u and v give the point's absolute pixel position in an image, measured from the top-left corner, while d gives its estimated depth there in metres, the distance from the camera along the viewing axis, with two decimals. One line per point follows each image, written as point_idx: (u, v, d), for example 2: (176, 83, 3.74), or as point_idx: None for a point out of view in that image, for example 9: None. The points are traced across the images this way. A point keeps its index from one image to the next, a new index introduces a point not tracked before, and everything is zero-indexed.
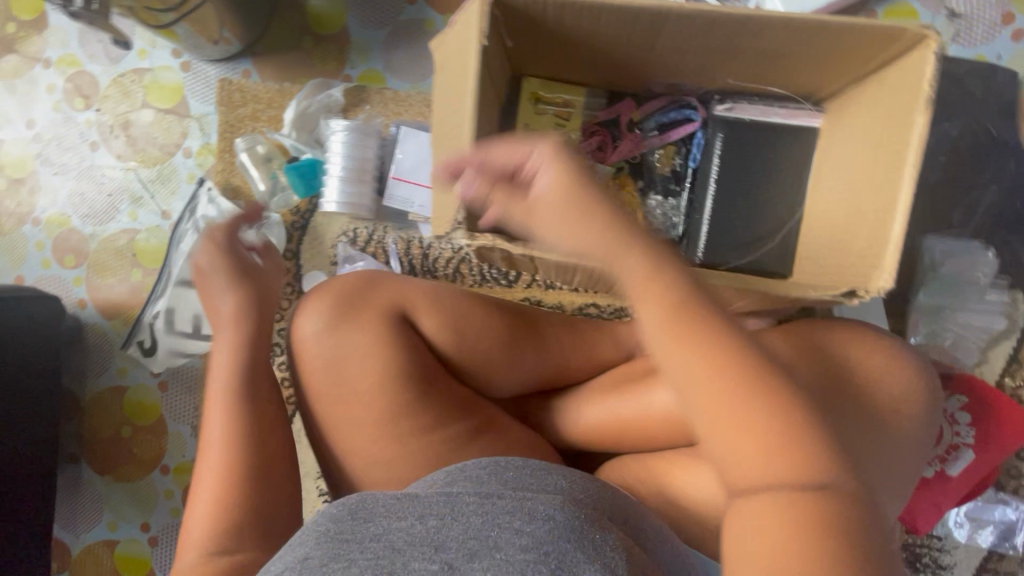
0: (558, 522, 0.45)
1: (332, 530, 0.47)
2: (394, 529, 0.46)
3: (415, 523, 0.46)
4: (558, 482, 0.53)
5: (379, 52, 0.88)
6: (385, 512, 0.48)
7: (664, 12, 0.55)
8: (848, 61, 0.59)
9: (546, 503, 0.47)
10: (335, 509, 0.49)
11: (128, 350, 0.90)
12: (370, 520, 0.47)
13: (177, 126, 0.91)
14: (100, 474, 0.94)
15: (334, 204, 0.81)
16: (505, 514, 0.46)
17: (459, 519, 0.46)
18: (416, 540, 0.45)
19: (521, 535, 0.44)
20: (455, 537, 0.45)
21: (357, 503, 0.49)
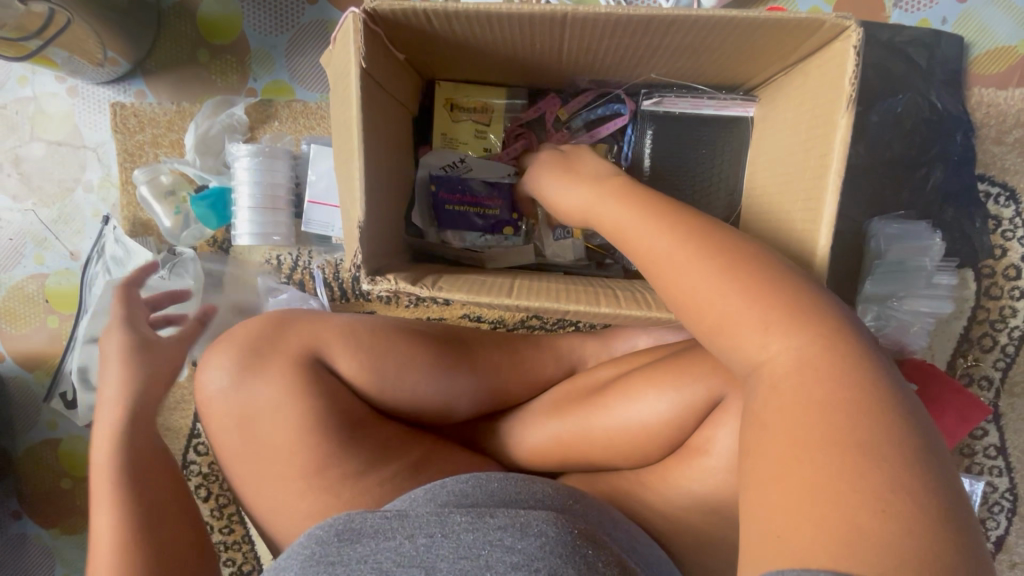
0: (550, 537, 0.44)
1: (320, 553, 0.46)
2: (380, 550, 0.45)
3: (405, 542, 0.45)
4: (541, 489, 0.56)
5: (283, 61, 0.81)
6: (372, 532, 0.46)
7: (559, 16, 0.49)
8: (770, 52, 0.54)
9: (540, 514, 0.47)
10: (320, 530, 0.48)
11: (52, 403, 0.85)
12: (358, 541, 0.46)
13: (73, 159, 0.84)
14: (46, 527, 0.91)
15: (246, 236, 0.75)
16: (495, 532, 0.45)
17: (447, 534, 0.45)
18: (404, 560, 0.44)
19: (513, 551, 0.43)
20: (445, 557, 0.43)
21: (343, 525, 0.48)
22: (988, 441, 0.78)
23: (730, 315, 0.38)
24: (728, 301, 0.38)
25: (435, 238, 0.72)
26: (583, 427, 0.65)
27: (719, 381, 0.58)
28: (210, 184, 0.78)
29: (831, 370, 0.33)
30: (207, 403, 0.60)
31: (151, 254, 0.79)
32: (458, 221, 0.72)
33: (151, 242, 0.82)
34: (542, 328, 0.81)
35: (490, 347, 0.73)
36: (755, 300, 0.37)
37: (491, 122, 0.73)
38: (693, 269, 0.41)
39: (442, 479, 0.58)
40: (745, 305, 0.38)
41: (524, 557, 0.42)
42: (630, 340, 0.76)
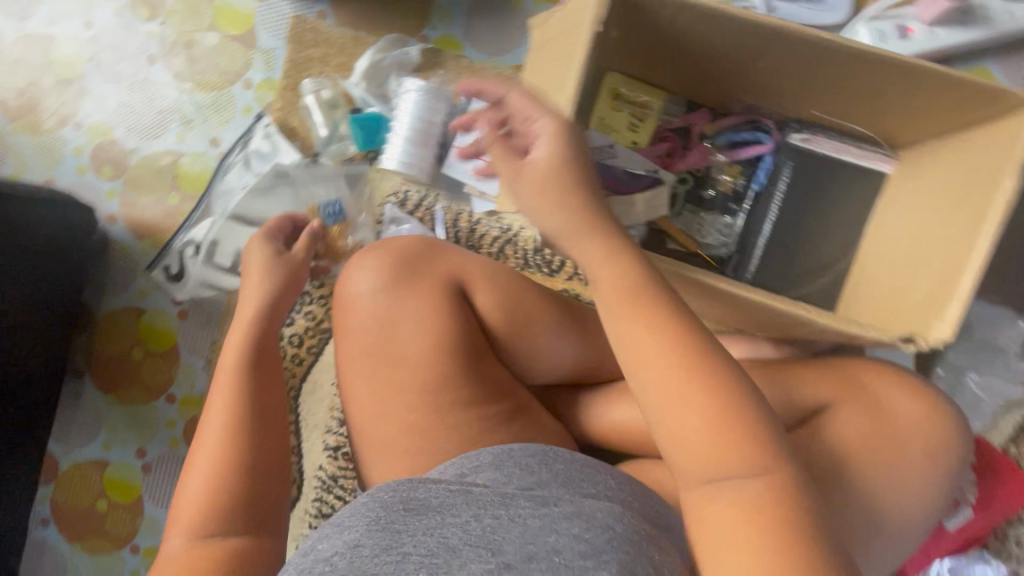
0: (616, 532, 0.48)
1: (386, 519, 0.50)
2: (447, 526, 0.49)
3: (470, 521, 0.50)
4: (603, 480, 0.55)
5: (462, 19, 0.87)
6: (437, 506, 0.51)
7: (782, 33, 0.55)
8: (944, 113, 0.60)
9: (603, 505, 0.51)
10: (385, 494, 0.52)
11: (154, 273, 0.88)
12: (423, 514, 0.50)
13: (242, 55, 0.89)
14: (104, 392, 0.92)
15: (395, 161, 0.81)
16: (560, 522, 0.49)
17: (512, 522, 0.49)
18: (470, 540, 0.48)
19: (580, 540, 0.47)
20: (510, 541, 0.48)
21: (405, 492, 0.52)
22: (1022, 530, 0.82)
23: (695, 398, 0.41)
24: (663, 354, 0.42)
25: None
26: None
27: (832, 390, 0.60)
28: (368, 109, 0.84)
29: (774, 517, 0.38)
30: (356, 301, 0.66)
31: (298, 157, 0.83)
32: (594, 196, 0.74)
33: (295, 146, 0.85)
34: None
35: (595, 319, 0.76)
36: (682, 364, 0.42)
37: (644, 120, 0.79)
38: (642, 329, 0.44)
39: (514, 443, 0.59)
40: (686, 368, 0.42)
41: (591, 547, 0.46)
42: None
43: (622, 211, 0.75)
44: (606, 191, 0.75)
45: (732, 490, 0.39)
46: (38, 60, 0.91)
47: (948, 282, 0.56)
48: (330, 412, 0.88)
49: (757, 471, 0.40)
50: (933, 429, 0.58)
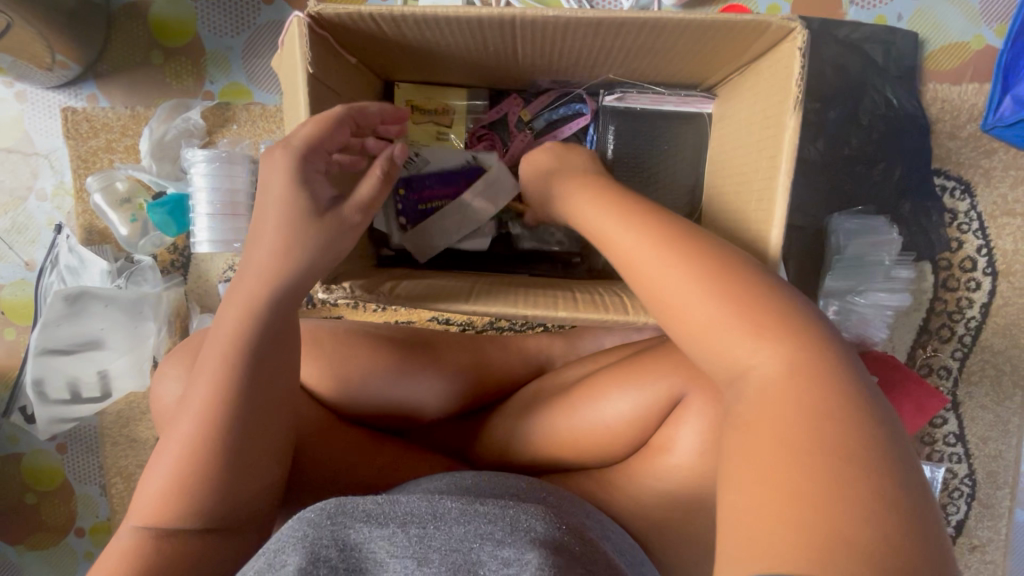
0: (539, 533, 0.43)
1: (312, 536, 0.41)
2: (374, 538, 0.42)
3: (399, 530, 0.42)
4: (515, 484, 0.57)
5: (240, 62, 0.79)
6: (365, 516, 0.42)
7: (507, 21, 0.49)
8: (723, 54, 0.55)
9: (529, 507, 0.46)
10: (310, 513, 0.43)
11: (12, 417, 0.84)
12: (351, 526, 0.42)
13: (24, 166, 0.81)
14: (12, 544, 0.89)
15: (207, 243, 0.74)
16: (490, 524, 0.43)
17: (440, 526, 0.43)
18: (397, 552, 0.41)
19: (505, 546, 0.42)
20: (437, 550, 0.42)
21: (335, 506, 0.43)
22: (947, 429, 0.80)
23: (676, 259, 0.42)
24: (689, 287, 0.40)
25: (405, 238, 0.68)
26: (551, 430, 0.65)
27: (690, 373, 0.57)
28: (167, 191, 0.76)
29: (804, 387, 0.33)
30: None
31: (106, 262, 0.77)
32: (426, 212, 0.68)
33: (106, 250, 0.79)
34: (512, 329, 0.81)
35: (456, 348, 0.73)
36: (721, 293, 0.38)
37: (452, 123, 0.71)
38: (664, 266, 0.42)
39: (419, 480, 0.59)
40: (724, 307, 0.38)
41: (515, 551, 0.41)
42: (598, 340, 0.75)
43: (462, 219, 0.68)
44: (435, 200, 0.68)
45: (792, 411, 0.32)
46: None
47: (761, 240, 0.51)
48: None
49: (831, 400, 0.33)
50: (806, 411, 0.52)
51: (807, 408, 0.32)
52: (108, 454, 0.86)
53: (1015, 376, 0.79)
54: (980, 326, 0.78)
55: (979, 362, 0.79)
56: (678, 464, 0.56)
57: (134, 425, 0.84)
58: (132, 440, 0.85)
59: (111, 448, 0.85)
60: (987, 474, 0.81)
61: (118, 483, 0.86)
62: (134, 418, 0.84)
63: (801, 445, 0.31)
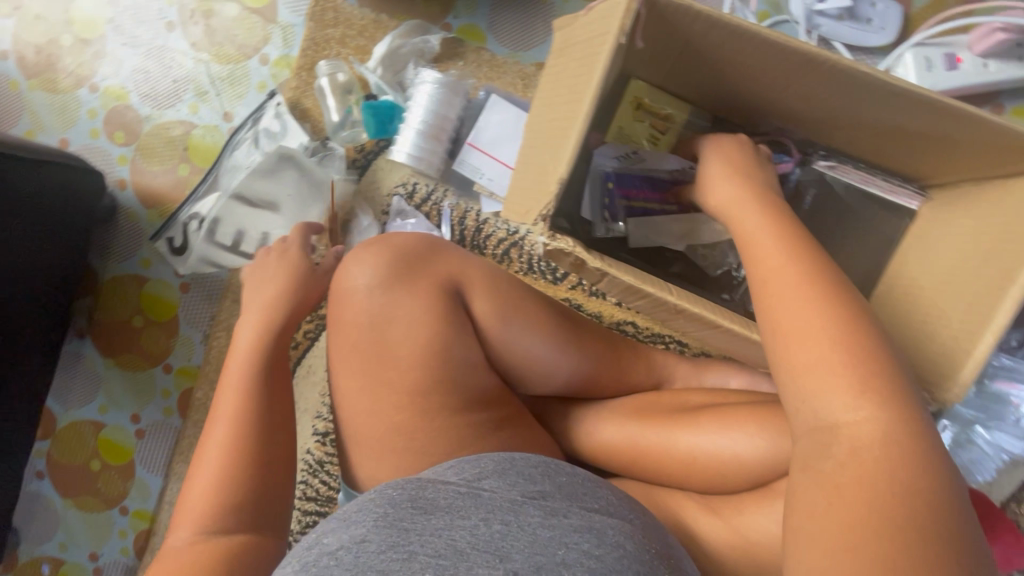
0: (627, 551, 0.46)
1: (393, 515, 0.48)
2: (456, 528, 0.47)
3: (479, 526, 0.47)
4: (606, 496, 0.53)
5: (486, 9, 0.84)
6: (446, 507, 0.48)
7: (817, 59, 0.52)
8: (979, 159, 0.58)
9: (613, 522, 0.49)
10: (391, 492, 0.50)
11: (158, 244, 0.88)
12: (431, 514, 0.48)
13: (260, 30, 0.87)
14: (103, 356, 0.93)
15: (404, 154, 0.78)
16: (572, 534, 0.46)
17: (522, 529, 0.47)
18: (479, 545, 0.45)
19: (591, 555, 0.45)
20: (519, 551, 0.45)
21: (414, 492, 0.50)
22: None
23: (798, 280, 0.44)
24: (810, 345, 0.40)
25: (603, 233, 0.73)
26: (668, 441, 0.67)
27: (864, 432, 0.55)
28: (382, 97, 0.81)
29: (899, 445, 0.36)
30: (352, 296, 0.65)
31: (306, 138, 0.82)
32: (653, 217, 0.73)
33: (305, 129, 0.84)
34: (635, 336, 0.83)
35: (593, 333, 0.75)
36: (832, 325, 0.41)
37: (665, 133, 0.74)
38: (800, 313, 0.42)
39: (517, 453, 0.57)
40: (849, 366, 0.39)
41: (601, 564, 0.44)
42: (720, 376, 0.77)
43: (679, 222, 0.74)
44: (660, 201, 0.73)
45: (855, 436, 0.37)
46: (58, 18, 0.90)
47: None
48: (321, 398, 0.89)
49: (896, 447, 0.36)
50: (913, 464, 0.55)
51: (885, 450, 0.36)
52: (225, 309, 0.90)
53: None
54: None
55: None
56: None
57: None
58: None
59: (230, 304, 0.90)
60: None
61: (220, 337, 0.90)
62: None
63: (851, 500, 0.34)
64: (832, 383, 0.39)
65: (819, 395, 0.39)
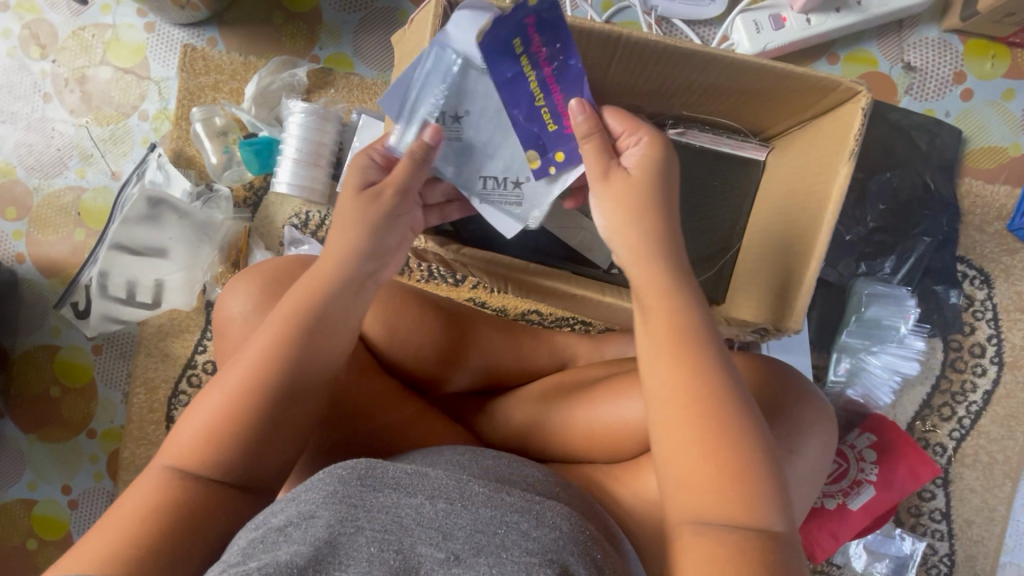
0: (562, 532, 0.44)
1: (342, 492, 0.43)
2: (402, 505, 0.43)
3: (425, 503, 0.44)
4: (531, 473, 0.55)
5: (349, 36, 0.87)
6: (393, 483, 0.45)
7: (614, 36, 0.56)
8: (789, 108, 0.62)
9: (553, 503, 0.46)
10: (342, 470, 0.45)
11: (63, 309, 0.88)
12: (379, 490, 0.44)
13: (136, 87, 0.89)
14: (24, 432, 0.92)
15: (285, 184, 0.80)
16: (513, 512, 0.44)
17: (467, 507, 0.44)
18: (424, 522, 0.42)
19: (529, 536, 0.42)
20: (462, 529, 0.43)
21: (366, 468, 0.45)
22: (934, 505, 0.83)
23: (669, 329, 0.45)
24: (683, 411, 0.42)
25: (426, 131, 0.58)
26: (569, 417, 0.69)
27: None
28: (260, 133, 0.84)
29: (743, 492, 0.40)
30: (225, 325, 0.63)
31: (189, 183, 0.84)
32: (517, 92, 0.56)
33: (190, 176, 0.86)
34: (541, 323, 0.86)
35: (491, 326, 0.79)
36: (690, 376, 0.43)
37: None
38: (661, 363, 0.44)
39: (443, 448, 0.59)
40: (701, 420, 0.42)
41: (539, 543, 0.42)
42: (620, 348, 0.80)
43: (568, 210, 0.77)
44: (545, 93, 0.56)
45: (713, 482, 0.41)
46: None
47: (799, 271, 0.57)
48: None
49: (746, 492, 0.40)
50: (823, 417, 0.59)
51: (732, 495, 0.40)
52: (139, 364, 0.90)
53: (1007, 467, 0.82)
54: (980, 411, 0.82)
55: (974, 446, 0.82)
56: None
57: (171, 341, 0.89)
58: (165, 355, 0.90)
59: (144, 358, 0.90)
60: (966, 558, 0.82)
61: (140, 393, 0.90)
62: (173, 334, 0.89)
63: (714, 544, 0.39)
64: (688, 436, 0.42)
65: (686, 451, 0.42)
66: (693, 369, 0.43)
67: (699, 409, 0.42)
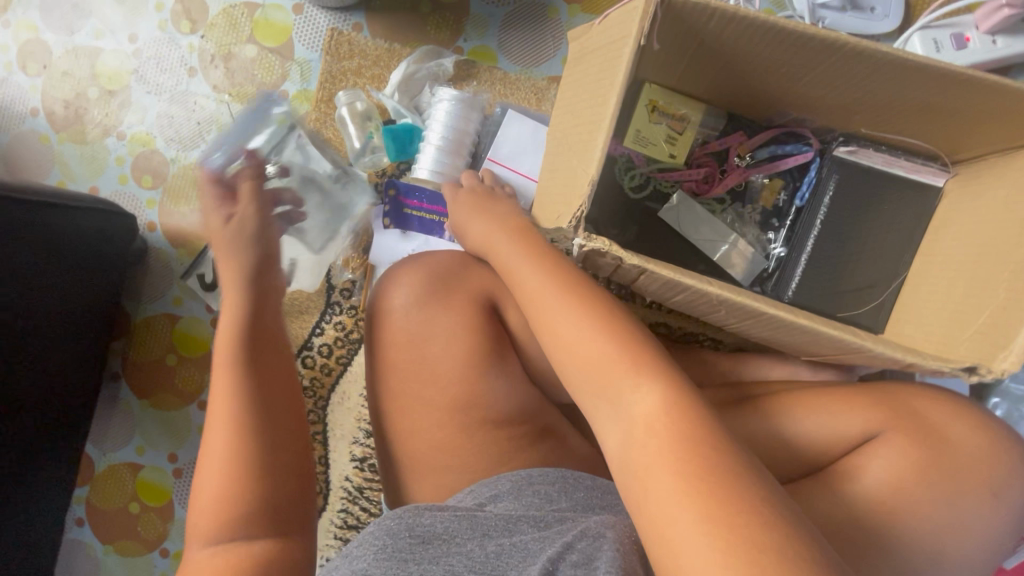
0: (608, 538, 0.47)
1: (392, 546, 0.51)
2: (450, 551, 0.51)
3: (473, 548, 0.51)
4: (620, 509, 0.57)
5: (495, 29, 0.86)
6: (442, 532, 0.52)
7: (838, 45, 0.53)
8: (1007, 130, 0.58)
9: (603, 520, 0.50)
10: (390, 522, 0.54)
11: (188, 280, 0.91)
12: (428, 543, 0.52)
13: (279, 67, 0.90)
14: (137, 397, 0.94)
15: (427, 171, 0.79)
16: (558, 536, 0.50)
17: (513, 544, 0.51)
18: (473, 562, 0.50)
19: (574, 550, 0.47)
20: (513, 562, 0.49)
21: (411, 520, 0.53)
22: None
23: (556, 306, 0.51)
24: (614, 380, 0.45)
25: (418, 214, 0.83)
26: None
27: (878, 420, 0.59)
28: (401, 121, 0.83)
29: (679, 417, 0.42)
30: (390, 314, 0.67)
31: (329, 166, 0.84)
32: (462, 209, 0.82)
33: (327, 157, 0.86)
34: (669, 337, 0.81)
35: None
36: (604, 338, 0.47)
37: (682, 134, 0.75)
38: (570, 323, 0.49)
39: (532, 470, 0.61)
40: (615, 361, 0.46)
41: (581, 555, 0.46)
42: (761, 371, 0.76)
43: (713, 222, 0.76)
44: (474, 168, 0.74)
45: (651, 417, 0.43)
46: (84, 72, 0.93)
47: (1012, 309, 0.53)
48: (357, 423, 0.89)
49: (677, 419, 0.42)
50: (994, 461, 0.55)
51: (676, 423, 0.42)
52: None
53: None
54: None
55: None
56: (870, 494, 0.55)
57: (290, 322, 0.88)
58: None
59: None
60: None
61: None
62: (293, 316, 0.88)
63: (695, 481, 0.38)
64: (607, 383, 0.46)
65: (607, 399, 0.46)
66: (612, 335, 0.47)
67: (663, 422, 0.42)
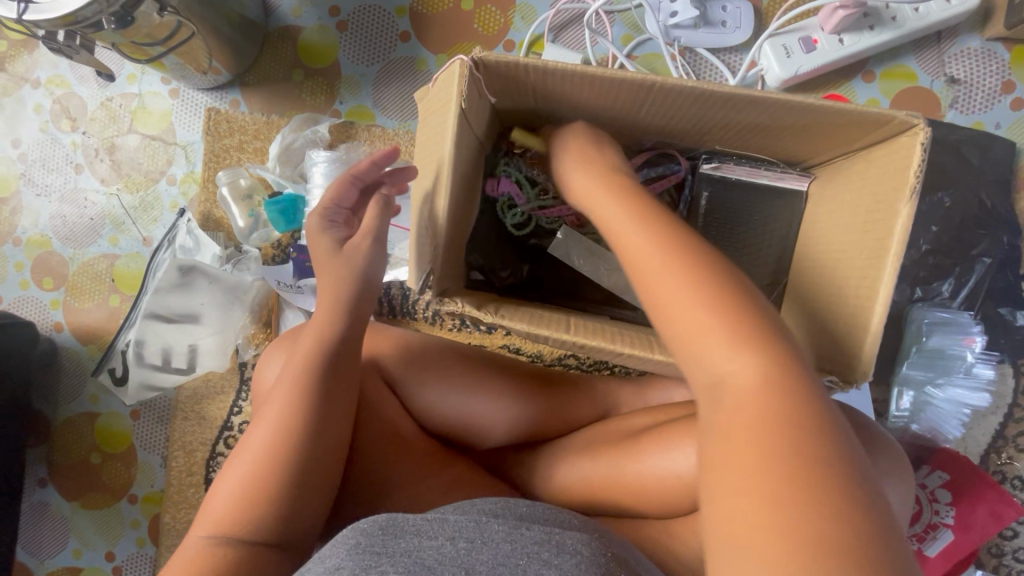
0: (585, 556, 0.40)
1: (365, 542, 0.41)
2: (425, 547, 0.41)
3: (446, 543, 0.41)
4: (570, 518, 0.50)
5: (369, 88, 0.87)
6: (416, 528, 0.43)
7: (648, 83, 0.54)
8: (835, 138, 0.59)
9: (577, 535, 0.43)
10: (364, 521, 0.43)
11: (100, 376, 0.86)
12: (402, 535, 0.42)
13: (163, 153, 0.90)
14: (67, 499, 0.93)
15: None
16: (533, 545, 0.41)
17: (488, 542, 0.41)
18: (446, 560, 0.40)
19: (549, 565, 0.39)
20: (484, 562, 0.39)
21: (385, 518, 0.43)
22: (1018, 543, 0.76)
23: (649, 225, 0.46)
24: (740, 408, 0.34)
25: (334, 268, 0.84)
26: (619, 469, 0.64)
27: None
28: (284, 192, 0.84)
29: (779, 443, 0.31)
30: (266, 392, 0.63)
31: (218, 247, 0.84)
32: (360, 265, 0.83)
33: (219, 237, 0.87)
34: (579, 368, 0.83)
35: (530, 377, 0.76)
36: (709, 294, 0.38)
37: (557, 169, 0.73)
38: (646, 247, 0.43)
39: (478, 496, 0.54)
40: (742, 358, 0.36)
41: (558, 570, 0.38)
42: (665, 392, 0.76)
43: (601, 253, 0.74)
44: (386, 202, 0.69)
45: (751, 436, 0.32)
46: None
47: (860, 315, 0.54)
48: None
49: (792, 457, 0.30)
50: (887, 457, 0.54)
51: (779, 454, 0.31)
52: (176, 429, 0.90)
53: None
54: None
55: None
56: None
57: (207, 404, 0.89)
58: (201, 418, 0.89)
59: (180, 422, 0.90)
60: None
61: (178, 457, 0.90)
62: (208, 398, 0.89)
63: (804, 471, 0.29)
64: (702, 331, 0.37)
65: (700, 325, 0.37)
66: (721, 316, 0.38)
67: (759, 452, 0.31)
